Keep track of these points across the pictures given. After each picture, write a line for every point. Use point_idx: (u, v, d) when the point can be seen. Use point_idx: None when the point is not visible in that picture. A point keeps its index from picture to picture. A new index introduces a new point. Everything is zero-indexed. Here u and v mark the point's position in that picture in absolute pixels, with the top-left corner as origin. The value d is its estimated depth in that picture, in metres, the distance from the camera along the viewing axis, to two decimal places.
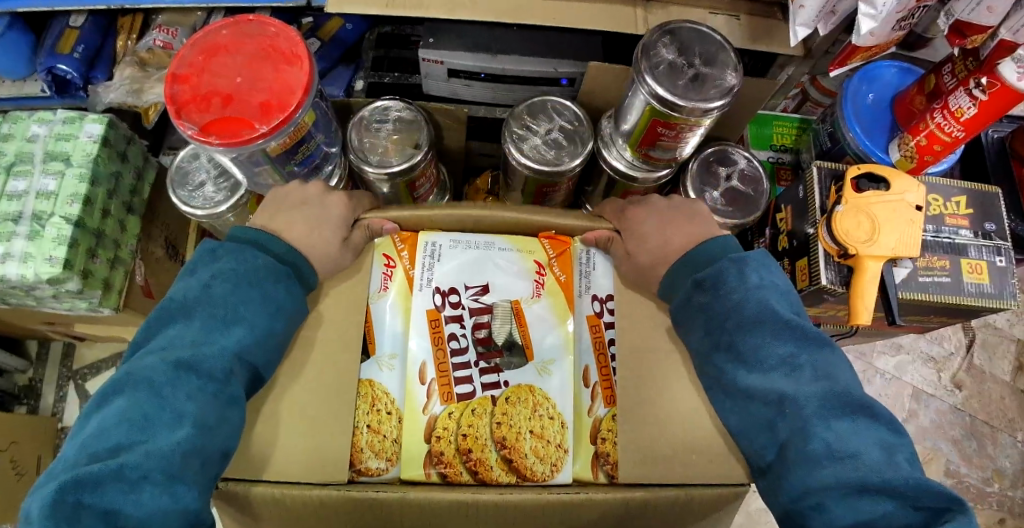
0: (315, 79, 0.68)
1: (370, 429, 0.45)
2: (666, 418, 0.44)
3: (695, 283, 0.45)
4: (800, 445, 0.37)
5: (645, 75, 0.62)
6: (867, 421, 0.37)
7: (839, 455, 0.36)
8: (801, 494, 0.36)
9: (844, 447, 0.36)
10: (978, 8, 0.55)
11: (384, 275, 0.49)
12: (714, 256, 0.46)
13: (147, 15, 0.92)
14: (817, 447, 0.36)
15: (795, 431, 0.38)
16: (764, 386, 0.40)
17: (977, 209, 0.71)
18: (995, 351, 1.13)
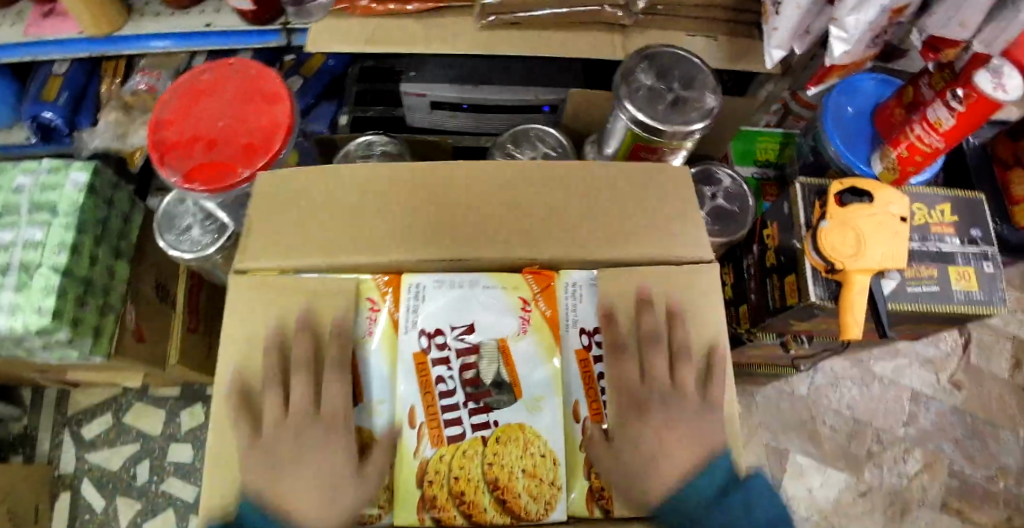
0: (298, 118, 0.68)
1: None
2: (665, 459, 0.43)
3: (691, 331, 0.46)
4: None
5: (625, 101, 0.63)
6: None
7: None
8: None
9: None
10: (951, 23, 0.56)
11: (370, 318, 0.49)
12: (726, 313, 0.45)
13: (131, 59, 0.93)
14: None
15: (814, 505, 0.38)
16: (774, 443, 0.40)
17: (961, 216, 0.72)
18: (991, 350, 1.13)
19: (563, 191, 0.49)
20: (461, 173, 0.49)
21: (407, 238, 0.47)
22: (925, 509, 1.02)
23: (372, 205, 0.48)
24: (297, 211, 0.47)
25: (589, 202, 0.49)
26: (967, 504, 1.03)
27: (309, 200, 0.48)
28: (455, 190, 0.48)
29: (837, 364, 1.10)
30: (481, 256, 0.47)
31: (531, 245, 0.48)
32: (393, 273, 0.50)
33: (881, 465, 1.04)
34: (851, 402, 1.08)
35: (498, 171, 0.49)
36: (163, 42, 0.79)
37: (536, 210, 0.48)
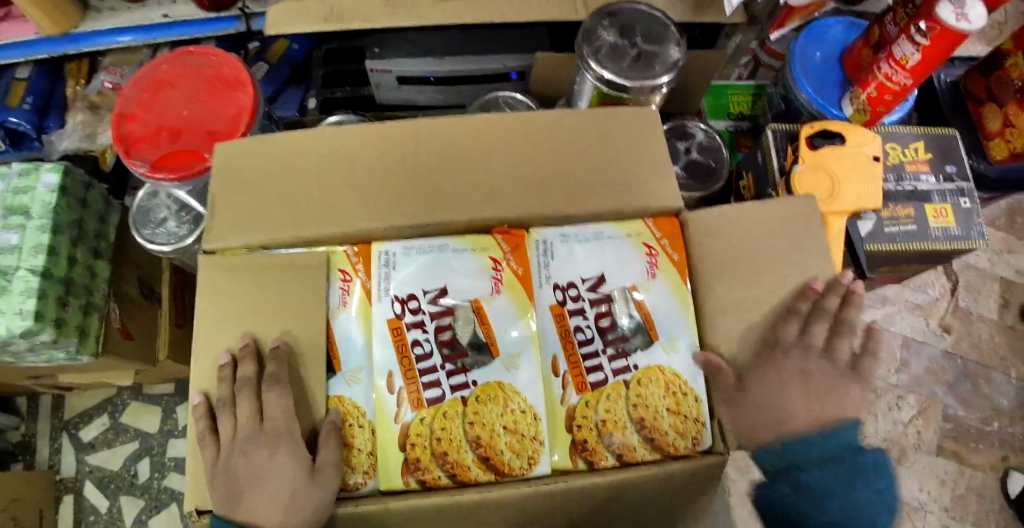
0: (262, 101, 0.67)
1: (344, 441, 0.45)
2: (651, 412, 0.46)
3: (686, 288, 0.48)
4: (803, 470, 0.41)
5: (589, 59, 0.62)
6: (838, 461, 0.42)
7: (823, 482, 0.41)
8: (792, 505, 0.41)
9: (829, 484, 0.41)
10: None
11: (340, 289, 0.48)
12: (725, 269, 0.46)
13: (92, 58, 0.91)
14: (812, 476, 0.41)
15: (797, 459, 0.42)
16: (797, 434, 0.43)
17: (936, 153, 0.71)
18: (979, 292, 1.14)
19: (527, 148, 0.48)
20: (421, 137, 0.48)
21: (373, 208, 0.47)
22: (920, 452, 1.03)
23: (334, 176, 0.47)
24: (261, 187, 0.47)
25: (553, 157, 0.48)
26: (962, 445, 1.04)
27: (271, 176, 0.47)
28: (418, 156, 0.48)
29: None
30: (449, 219, 0.47)
31: (493, 204, 0.47)
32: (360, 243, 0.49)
33: (876, 413, 1.05)
34: None
35: (457, 133, 0.48)
36: (126, 36, 0.78)
37: (500, 168, 0.48)
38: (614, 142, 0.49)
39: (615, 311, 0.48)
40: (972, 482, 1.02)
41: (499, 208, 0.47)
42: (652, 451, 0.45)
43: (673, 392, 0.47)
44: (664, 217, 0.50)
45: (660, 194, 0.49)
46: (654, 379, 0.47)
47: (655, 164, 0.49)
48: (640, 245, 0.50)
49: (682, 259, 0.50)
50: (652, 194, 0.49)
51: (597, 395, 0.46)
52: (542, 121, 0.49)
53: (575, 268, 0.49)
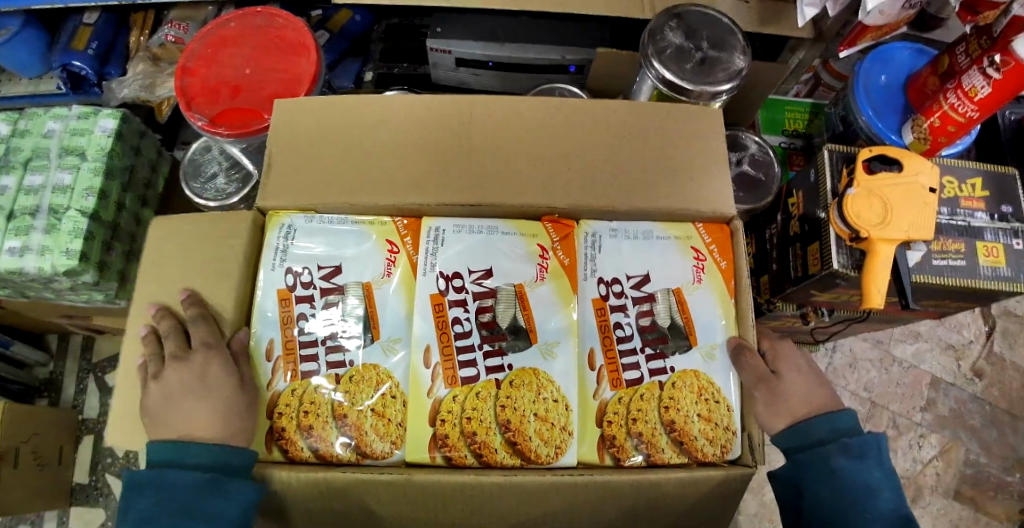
0: (324, 69, 0.69)
1: (376, 410, 0.46)
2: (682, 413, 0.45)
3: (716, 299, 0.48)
4: (826, 476, 0.41)
5: (652, 59, 0.62)
6: (863, 460, 0.41)
7: (858, 493, 0.40)
8: (825, 510, 0.40)
9: (858, 489, 0.40)
10: None
11: (386, 261, 0.49)
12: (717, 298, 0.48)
13: (159, 12, 0.93)
14: (834, 485, 0.40)
15: (817, 465, 0.42)
16: (820, 429, 0.43)
17: (993, 191, 0.70)
18: (1015, 339, 1.11)
19: (586, 138, 0.48)
20: (482, 118, 0.48)
21: (426, 184, 0.48)
22: (936, 495, 1.01)
23: (388, 148, 0.48)
24: (322, 152, 0.48)
25: (611, 150, 0.48)
26: (980, 492, 1.02)
27: (334, 143, 0.48)
28: (478, 135, 0.48)
29: (856, 345, 1.08)
30: (501, 201, 0.47)
31: (548, 191, 0.48)
32: (411, 217, 0.50)
33: (895, 449, 1.03)
34: (867, 384, 1.06)
35: (517, 118, 0.48)
36: None
37: (558, 157, 0.48)
38: (673, 142, 0.49)
39: (657, 311, 0.48)
40: None
41: (552, 196, 0.48)
42: (680, 455, 0.45)
43: (706, 399, 0.46)
44: (714, 224, 0.50)
45: (714, 200, 0.48)
46: (688, 383, 0.46)
47: (710, 168, 0.49)
48: (688, 248, 0.49)
49: (729, 267, 0.49)
50: (704, 199, 0.48)
51: (631, 393, 0.46)
52: (603, 114, 0.49)
53: (621, 265, 0.49)
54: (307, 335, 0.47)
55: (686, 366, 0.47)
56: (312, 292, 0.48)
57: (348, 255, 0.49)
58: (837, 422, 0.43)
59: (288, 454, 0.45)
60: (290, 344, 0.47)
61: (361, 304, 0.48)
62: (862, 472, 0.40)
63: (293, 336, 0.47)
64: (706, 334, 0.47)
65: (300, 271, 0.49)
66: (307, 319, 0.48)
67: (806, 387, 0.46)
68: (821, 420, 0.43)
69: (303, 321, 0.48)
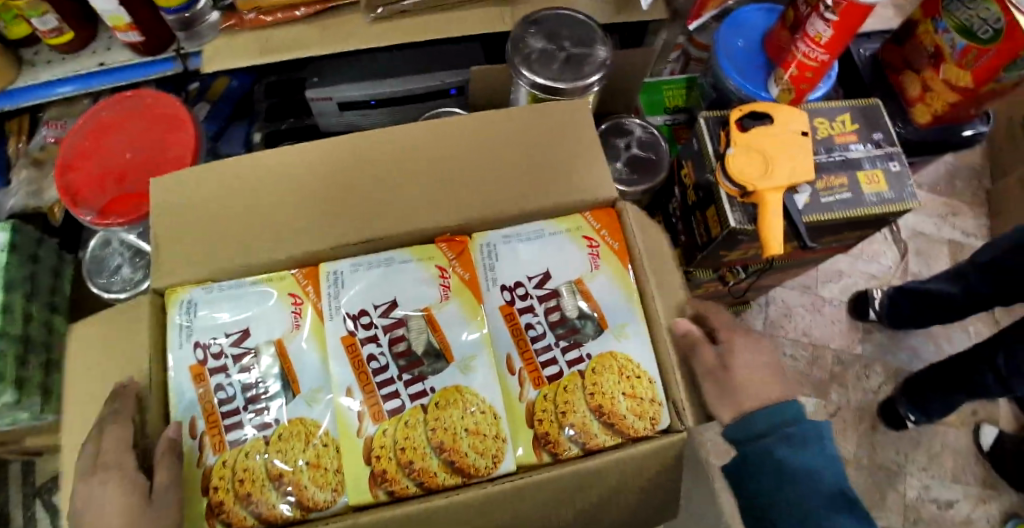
0: (205, 138, 0.69)
1: (311, 463, 0.45)
2: (606, 395, 0.47)
3: (612, 280, 0.50)
4: (769, 468, 0.45)
5: (520, 68, 0.64)
6: (806, 451, 0.45)
7: (799, 479, 0.44)
8: (769, 495, 0.45)
9: (800, 477, 0.44)
10: None
11: (292, 315, 0.49)
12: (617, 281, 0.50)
13: (34, 113, 0.90)
14: (778, 475, 0.45)
15: (761, 455, 0.46)
16: (764, 424, 0.45)
17: (862, 123, 0.75)
18: (930, 255, 1.18)
19: (461, 153, 0.50)
20: (361, 157, 0.49)
21: (315, 231, 0.48)
22: None
23: (268, 202, 0.48)
24: (205, 222, 0.48)
25: (487, 160, 0.50)
26: None
27: (214, 208, 0.48)
28: (358, 174, 0.49)
29: (787, 294, 1.13)
30: (391, 232, 0.48)
31: (434, 214, 0.49)
32: (309, 266, 0.51)
33: (845, 383, 1.08)
34: (807, 328, 1.11)
35: (394, 149, 0.49)
36: (65, 87, 0.77)
37: (441, 179, 0.49)
38: (542, 140, 0.51)
39: (563, 304, 0.49)
40: (946, 440, 1.06)
41: (441, 216, 0.49)
42: (614, 436, 0.47)
43: (627, 376, 0.48)
44: (601, 209, 0.52)
45: (595, 188, 0.51)
46: (607, 366, 0.48)
47: (584, 159, 0.51)
48: (581, 238, 0.51)
49: (623, 246, 0.51)
50: (585, 189, 0.51)
51: (554, 387, 0.47)
52: (475, 128, 0.50)
53: (521, 267, 0.50)
54: (227, 405, 0.47)
55: (601, 349, 0.48)
56: (223, 362, 0.48)
57: (254, 317, 0.49)
58: (783, 412, 0.45)
59: (231, 526, 0.44)
60: (210, 417, 0.46)
61: (275, 362, 0.48)
62: (802, 458, 0.45)
63: (212, 410, 0.46)
64: (612, 314, 0.49)
65: (208, 343, 0.48)
66: (225, 390, 0.47)
67: (753, 382, 0.46)
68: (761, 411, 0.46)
69: (218, 392, 0.47)
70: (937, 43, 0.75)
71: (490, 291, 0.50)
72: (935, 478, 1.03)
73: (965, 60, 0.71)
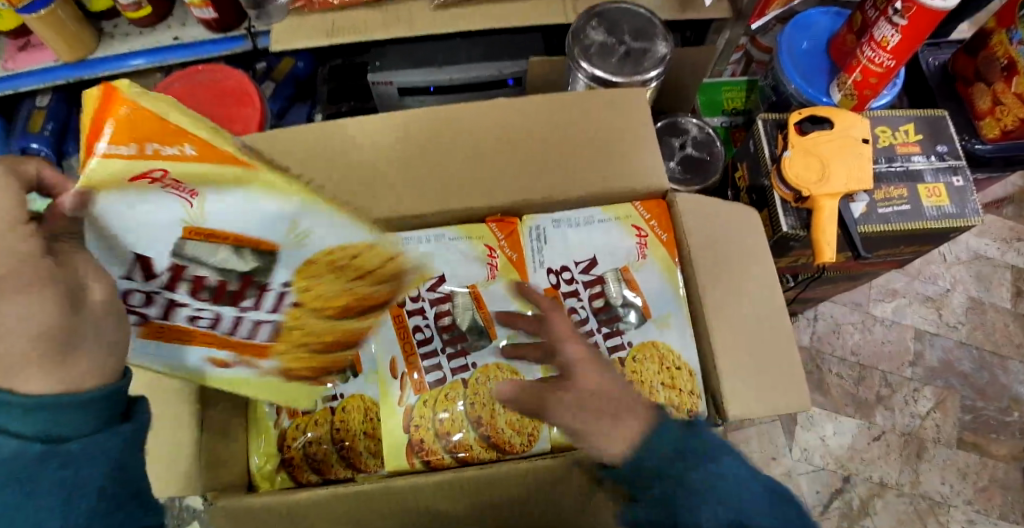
0: (269, 114, 0.72)
1: (359, 284, 0.43)
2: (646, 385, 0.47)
3: (658, 275, 0.50)
4: None
5: (580, 61, 0.65)
6: None
7: None
8: None
9: None
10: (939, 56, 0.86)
11: (178, 197, 0.29)
12: (664, 276, 0.50)
13: (109, 85, 0.96)
14: None
15: None
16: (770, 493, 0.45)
17: (926, 133, 0.73)
18: (991, 281, 1.13)
19: (514, 130, 0.50)
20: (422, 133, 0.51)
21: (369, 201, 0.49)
22: (939, 445, 1.02)
23: None
24: None
25: (540, 142, 0.50)
26: (981, 436, 1.03)
27: None
28: None
29: (836, 310, 1.10)
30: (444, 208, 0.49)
31: (488, 195, 0.50)
32: (111, 118, 0.24)
33: (890, 407, 1.04)
34: (854, 347, 1.08)
35: None
36: (138, 60, 0.81)
37: (494, 157, 0.50)
38: (594, 124, 0.50)
39: (608, 291, 0.50)
40: (996, 475, 1.01)
41: (492, 195, 0.50)
42: None
43: (668, 366, 0.48)
44: (652, 199, 0.52)
45: (647, 176, 0.51)
46: (648, 355, 0.48)
47: (640, 146, 0.51)
48: (630, 228, 0.51)
49: (671, 238, 0.51)
50: (638, 178, 0.51)
51: None
52: (534, 112, 0.51)
53: (568, 252, 0.51)
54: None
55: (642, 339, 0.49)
56: (152, 302, 0.34)
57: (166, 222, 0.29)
58: None
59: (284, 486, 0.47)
60: (199, 339, 0.37)
61: (202, 241, 0.32)
62: None
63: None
64: (653, 302, 0.50)
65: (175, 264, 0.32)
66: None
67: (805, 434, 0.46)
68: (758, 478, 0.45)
69: (198, 324, 0.36)
70: (1011, 55, 0.73)
71: (536, 273, 0.51)
72: (980, 512, 0.98)
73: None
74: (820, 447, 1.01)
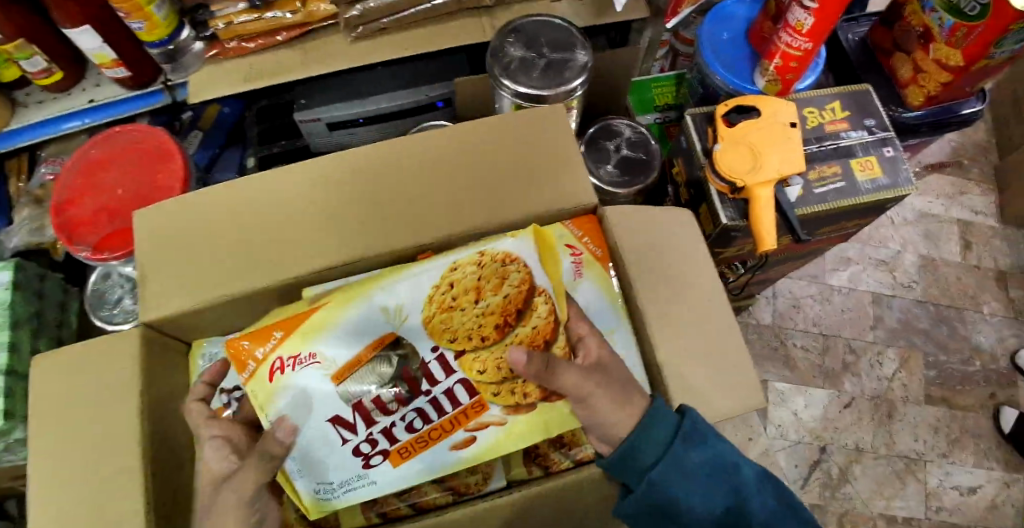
0: (193, 167, 0.70)
1: (490, 296, 0.44)
2: None
3: (598, 292, 0.50)
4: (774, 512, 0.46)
5: (502, 78, 0.65)
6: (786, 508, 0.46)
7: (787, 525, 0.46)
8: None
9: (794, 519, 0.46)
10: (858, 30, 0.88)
11: (299, 363, 0.43)
12: (604, 291, 0.50)
13: (31, 153, 0.93)
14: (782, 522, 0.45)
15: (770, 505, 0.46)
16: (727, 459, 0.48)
17: (853, 109, 0.74)
18: (939, 237, 1.16)
19: (435, 164, 0.50)
20: (342, 177, 0.50)
21: (295, 254, 0.48)
22: (910, 404, 1.04)
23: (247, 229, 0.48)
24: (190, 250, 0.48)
25: (462, 173, 0.50)
26: (948, 389, 1.05)
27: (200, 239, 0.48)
28: (339, 193, 0.49)
29: (796, 285, 1.11)
30: (373, 251, 0.48)
31: (416, 233, 0.49)
32: (254, 344, 0.44)
33: (859, 373, 1.06)
34: (817, 318, 1.09)
35: (367, 165, 0.50)
36: (57, 126, 0.78)
37: (417, 193, 0.49)
38: (513, 148, 0.50)
39: None
40: (966, 425, 1.03)
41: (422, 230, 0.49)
42: None
43: None
44: (583, 216, 0.52)
45: (575, 192, 0.50)
46: None
47: (563, 164, 0.51)
48: (563, 246, 0.50)
49: (605, 252, 0.51)
50: (567, 196, 0.50)
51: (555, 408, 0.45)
52: (452, 143, 0.51)
53: None
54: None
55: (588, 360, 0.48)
56: (376, 440, 0.43)
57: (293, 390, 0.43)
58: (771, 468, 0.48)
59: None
60: (444, 428, 0.44)
61: (353, 375, 0.43)
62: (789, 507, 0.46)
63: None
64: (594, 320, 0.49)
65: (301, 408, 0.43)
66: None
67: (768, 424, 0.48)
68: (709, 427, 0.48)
69: (420, 426, 0.44)
70: (925, 23, 0.74)
71: None
72: (956, 464, 1.01)
73: (954, 39, 0.70)
74: (794, 421, 1.02)
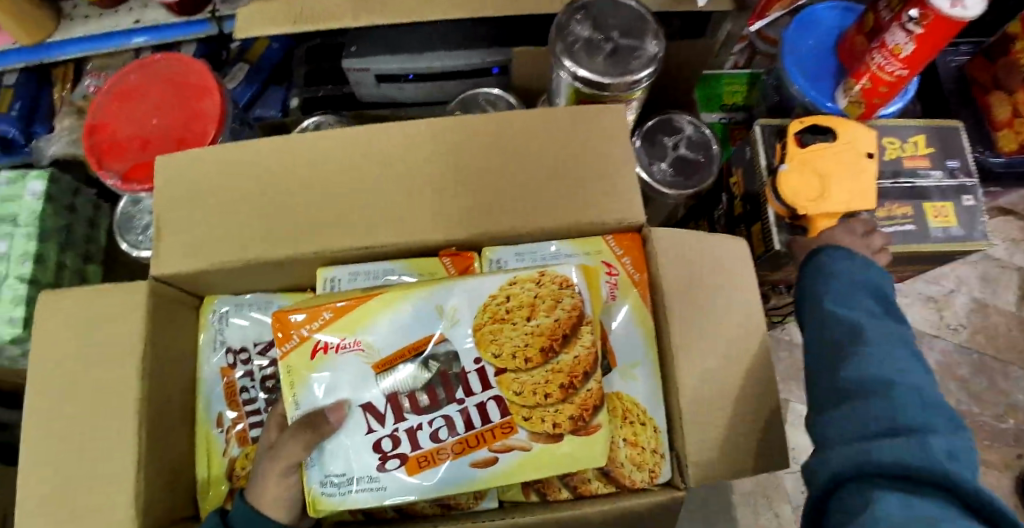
0: (230, 107, 0.67)
1: (542, 316, 0.42)
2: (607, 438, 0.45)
3: (627, 319, 0.47)
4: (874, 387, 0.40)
5: (565, 58, 0.59)
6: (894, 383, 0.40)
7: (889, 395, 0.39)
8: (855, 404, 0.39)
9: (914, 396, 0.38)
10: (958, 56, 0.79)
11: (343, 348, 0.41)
12: (631, 321, 0.47)
13: (78, 62, 0.92)
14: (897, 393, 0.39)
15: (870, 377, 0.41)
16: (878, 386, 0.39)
17: (938, 146, 0.67)
18: (997, 282, 1.08)
19: (478, 154, 0.46)
20: (375, 151, 0.46)
21: (316, 228, 0.45)
22: None
23: (270, 194, 0.46)
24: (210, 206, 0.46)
25: (505, 168, 0.46)
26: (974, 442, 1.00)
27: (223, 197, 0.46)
28: (370, 169, 0.46)
29: None
30: (397, 236, 0.45)
31: (443, 225, 0.46)
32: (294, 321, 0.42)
33: None
34: None
35: (405, 142, 0.46)
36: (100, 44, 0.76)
37: (453, 183, 0.46)
38: (562, 149, 0.46)
39: None
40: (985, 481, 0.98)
41: (450, 222, 0.46)
42: (607, 484, 0.45)
43: (630, 421, 0.46)
44: (624, 232, 0.48)
45: (620, 207, 0.46)
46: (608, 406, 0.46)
47: (612, 174, 0.46)
48: (598, 263, 0.48)
49: (643, 278, 0.48)
50: (610, 211, 0.46)
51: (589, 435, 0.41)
52: (497, 134, 0.46)
53: None
54: (251, 406, 0.52)
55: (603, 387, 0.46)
56: (399, 439, 0.40)
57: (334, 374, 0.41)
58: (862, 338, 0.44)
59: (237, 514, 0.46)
60: (470, 442, 0.41)
61: (393, 366, 0.41)
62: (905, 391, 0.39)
63: (238, 402, 0.51)
64: (616, 351, 0.47)
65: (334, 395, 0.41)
66: (250, 391, 0.52)
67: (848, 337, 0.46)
68: (865, 310, 0.44)
69: (446, 436, 0.41)
70: None
71: None
72: None
73: None
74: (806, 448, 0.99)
